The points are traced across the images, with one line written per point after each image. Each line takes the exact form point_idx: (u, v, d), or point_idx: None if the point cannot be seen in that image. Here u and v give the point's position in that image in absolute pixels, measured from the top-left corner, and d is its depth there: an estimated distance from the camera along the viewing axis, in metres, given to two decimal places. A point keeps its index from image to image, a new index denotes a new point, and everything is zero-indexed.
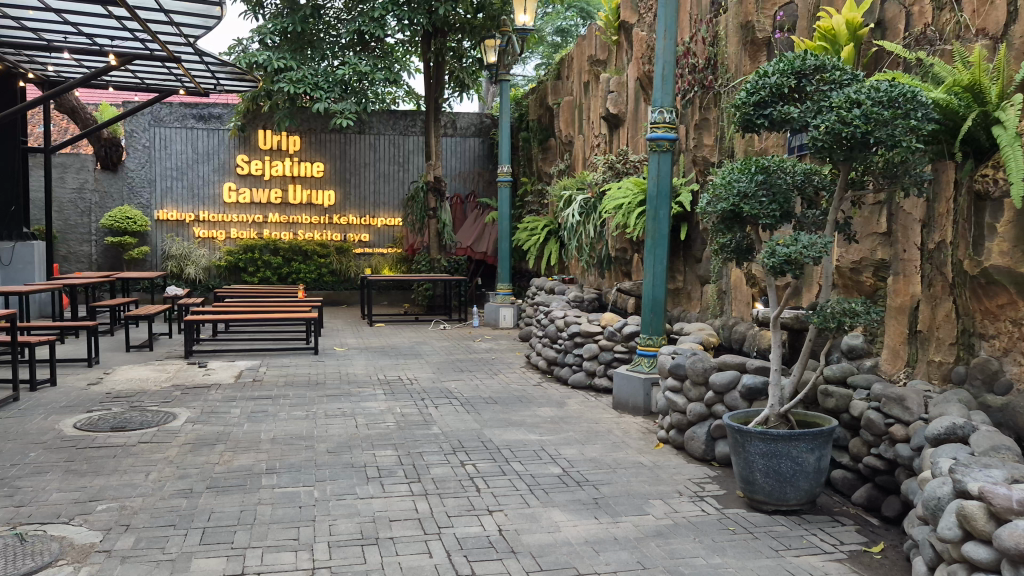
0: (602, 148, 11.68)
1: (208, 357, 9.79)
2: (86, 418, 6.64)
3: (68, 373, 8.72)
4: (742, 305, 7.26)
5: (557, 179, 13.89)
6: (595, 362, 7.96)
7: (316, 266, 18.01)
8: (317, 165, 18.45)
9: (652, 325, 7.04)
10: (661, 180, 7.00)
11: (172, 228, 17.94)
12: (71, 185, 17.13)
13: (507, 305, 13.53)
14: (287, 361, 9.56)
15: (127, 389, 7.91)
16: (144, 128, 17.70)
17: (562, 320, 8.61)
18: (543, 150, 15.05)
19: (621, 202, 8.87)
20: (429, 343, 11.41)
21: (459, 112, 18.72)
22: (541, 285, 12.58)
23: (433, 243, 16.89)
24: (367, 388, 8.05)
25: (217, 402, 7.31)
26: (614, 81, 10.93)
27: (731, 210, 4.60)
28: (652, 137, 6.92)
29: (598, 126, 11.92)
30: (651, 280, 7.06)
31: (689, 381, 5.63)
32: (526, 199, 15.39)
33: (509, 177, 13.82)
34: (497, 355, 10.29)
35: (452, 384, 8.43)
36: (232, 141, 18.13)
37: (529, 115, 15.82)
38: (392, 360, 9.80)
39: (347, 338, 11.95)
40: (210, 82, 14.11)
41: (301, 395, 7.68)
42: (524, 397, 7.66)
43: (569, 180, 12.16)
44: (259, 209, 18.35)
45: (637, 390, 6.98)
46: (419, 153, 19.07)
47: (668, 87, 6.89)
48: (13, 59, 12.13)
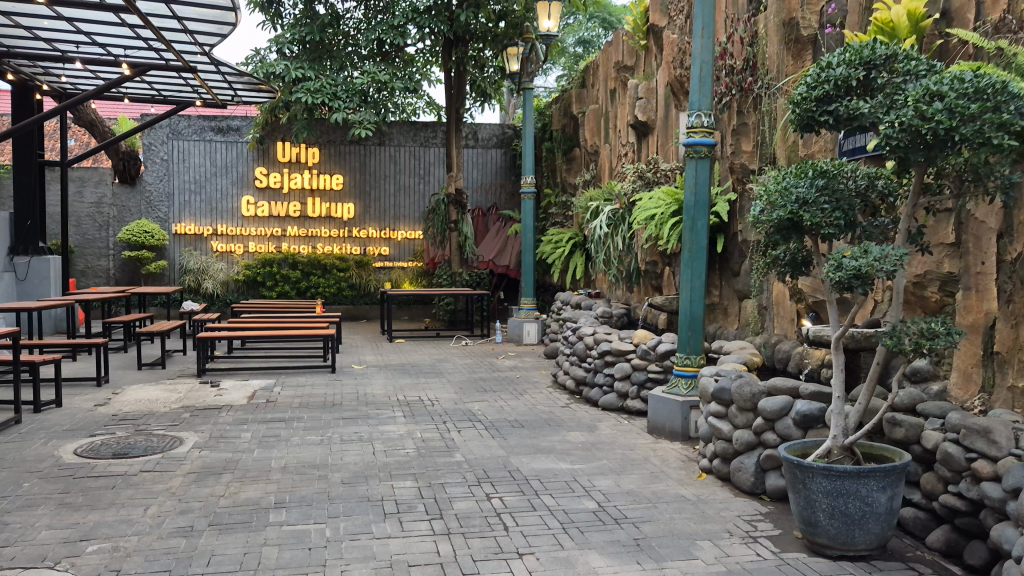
0: (630, 157, 11.24)
1: (221, 376, 9.42)
2: (89, 442, 6.27)
3: (76, 393, 8.38)
4: (786, 321, 6.79)
5: (582, 189, 13.47)
6: (627, 382, 7.48)
7: (336, 280, 17.67)
8: (336, 177, 18.15)
9: (690, 345, 6.56)
10: (698, 190, 6.55)
11: (190, 242, 17.70)
12: (89, 200, 17.17)
13: (531, 320, 13.07)
14: (302, 381, 9.16)
15: (135, 410, 7.54)
16: (162, 141, 17.49)
17: (591, 338, 8.15)
18: (567, 161, 14.63)
19: (654, 212, 8.42)
20: (451, 360, 10.99)
21: (481, 123, 18.38)
22: (567, 299, 12.14)
23: (454, 256, 16.49)
24: (386, 410, 7.62)
25: (228, 426, 6.92)
26: (643, 87, 10.51)
27: (788, 218, 4.09)
28: (689, 142, 6.47)
29: (626, 134, 11.47)
30: (689, 296, 6.60)
31: (735, 406, 5.15)
32: (550, 211, 14.96)
33: (532, 188, 13.39)
34: (521, 373, 9.84)
35: (476, 405, 7.97)
36: (251, 153, 17.89)
37: (552, 125, 15.42)
38: (412, 379, 9.38)
39: (366, 355, 11.56)
40: (227, 93, 13.89)
41: (317, 417, 7.26)
42: (552, 420, 7.20)
43: (595, 191, 11.72)
44: (278, 222, 18.06)
45: (674, 413, 6.48)
46: (440, 165, 18.71)
47: (706, 89, 6.46)
48: (29, 71, 12.00)
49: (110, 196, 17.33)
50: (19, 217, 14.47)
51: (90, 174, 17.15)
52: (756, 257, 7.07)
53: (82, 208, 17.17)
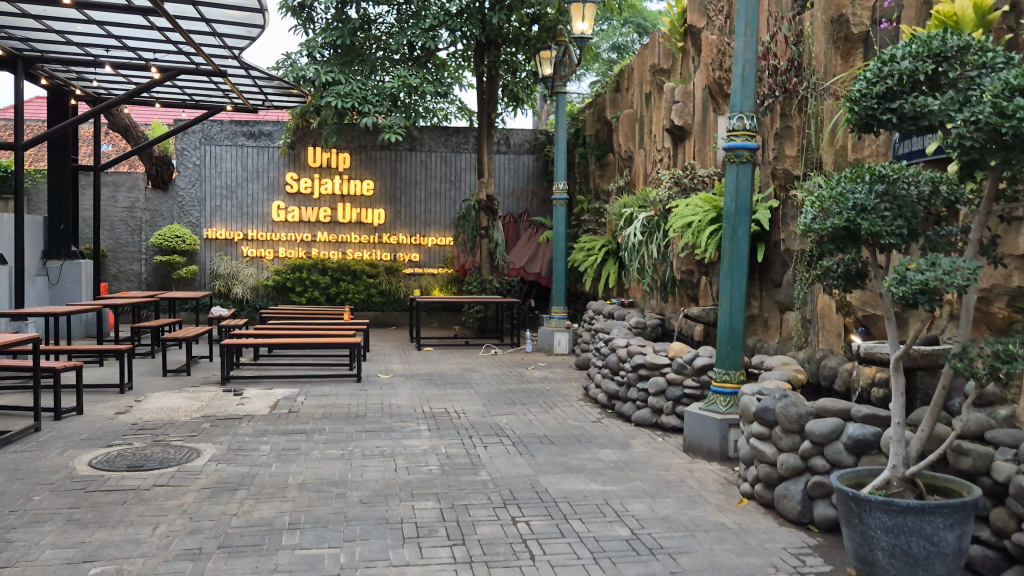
0: (666, 163, 10.89)
1: (245, 384, 9.24)
2: (104, 453, 6.08)
3: (98, 400, 8.23)
4: (832, 335, 6.43)
5: (616, 195, 13.13)
6: (662, 398, 7.14)
7: (365, 286, 17.50)
8: (367, 182, 18.01)
9: (729, 359, 6.21)
10: (740, 197, 6.19)
11: (221, 247, 17.67)
12: (122, 204, 17.19)
13: (562, 329, 12.75)
14: (327, 390, 8.95)
15: (155, 419, 7.37)
16: (195, 146, 17.51)
17: (624, 351, 7.82)
18: (601, 167, 14.32)
19: (691, 220, 8.07)
20: (479, 370, 10.71)
21: (513, 129, 18.12)
22: (599, 309, 11.81)
23: (485, 263, 16.22)
24: (410, 423, 7.36)
25: (247, 437, 6.70)
26: (680, 90, 10.17)
27: (845, 227, 3.76)
28: (730, 146, 6.13)
29: (661, 139, 11.13)
30: (728, 309, 6.24)
31: (780, 428, 4.79)
32: (582, 218, 14.64)
33: (565, 195, 13.08)
34: (551, 385, 9.54)
35: (504, 419, 7.68)
36: (282, 158, 17.82)
37: (586, 130, 15.11)
38: (439, 390, 9.11)
39: (393, 363, 11.33)
40: (258, 97, 13.83)
41: (339, 430, 7.02)
42: (583, 436, 6.88)
43: (629, 198, 11.39)
44: (308, 227, 17.96)
45: (712, 432, 6.12)
46: (472, 171, 18.49)
47: (749, 89, 6.09)
48: (63, 76, 12.05)
49: (142, 200, 17.36)
50: (52, 221, 14.39)
51: (123, 178, 17.19)
52: (801, 267, 6.72)
53: (115, 212, 17.21)
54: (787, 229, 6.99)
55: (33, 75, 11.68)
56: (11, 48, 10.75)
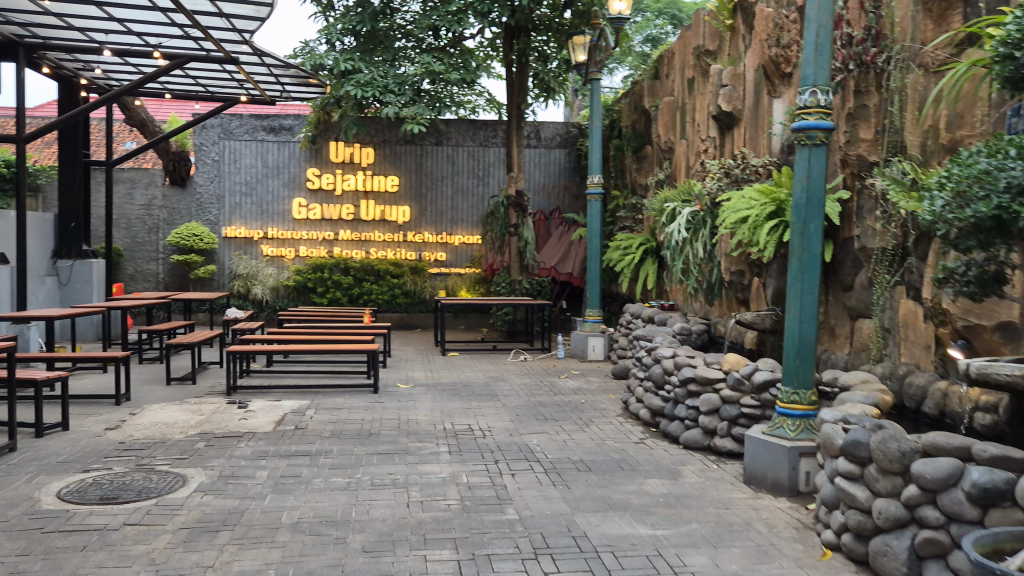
0: (711, 153, 9.95)
1: (252, 396, 8.48)
2: (77, 480, 5.32)
3: (89, 413, 7.51)
4: (916, 348, 5.49)
5: (655, 190, 12.20)
6: (716, 418, 6.24)
7: (389, 287, 16.75)
8: (391, 179, 17.24)
9: (799, 376, 5.30)
10: (812, 187, 5.23)
11: (240, 246, 17.02)
12: (138, 201, 16.62)
13: (597, 334, 11.84)
14: (340, 403, 8.16)
15: (146, 437, 6.62)
16: (213, 141, 16.86)
17: (670, 362, 6.92)
18: (638, 160, 13.39)
19: (747, 214, 7.12)
20: (508, 379, 9.86)
21: (544, 121, 17.27)
22: (638, 312, 10.93)
23: (514, 263, 15.35)
24: (429, 444, 6.53)
25: (243, 461, 5.90)
26: (727, 72, 9.24)
27: (995, 214, 3.43)
28: (801, 126, 5.18)
29: (706, 128, 10.23)
30: (797, 318, 5.32)
31: (876, 466, 3.86)
32: (617, 215, 13.73)
33: (600, 189, 12.19)
34: (587, 397, 8.65)
35: (534, 438, 6.81)
36: (304, 154, 17.13)
37: (622, 121, 14.19)
38: (463, 403, 8.27)
39: (416, 371, 10.53)
40: (275, 88, 13.18)
41: (348, 452, 6.21)
42: (625, 462, 5.99)
43: (671, 192, 10.48)
44: (330, 225, 17.24)
45: (780, 462, 5.21)
46: (501, 166, 17.65)
47: (825, 59, 5.13)
48: (72, 67, 11.53)
49: (160, 198, 16.78)
50: (63, 219, 13.81)
51: (140, 175, 16.62)
52: (880, 267, 5.80)
53: (132, 210, 16.63)
54: (862, 223, 6.04)
55: (37, 63, 11.10)
56: (11, 34, 10.16)
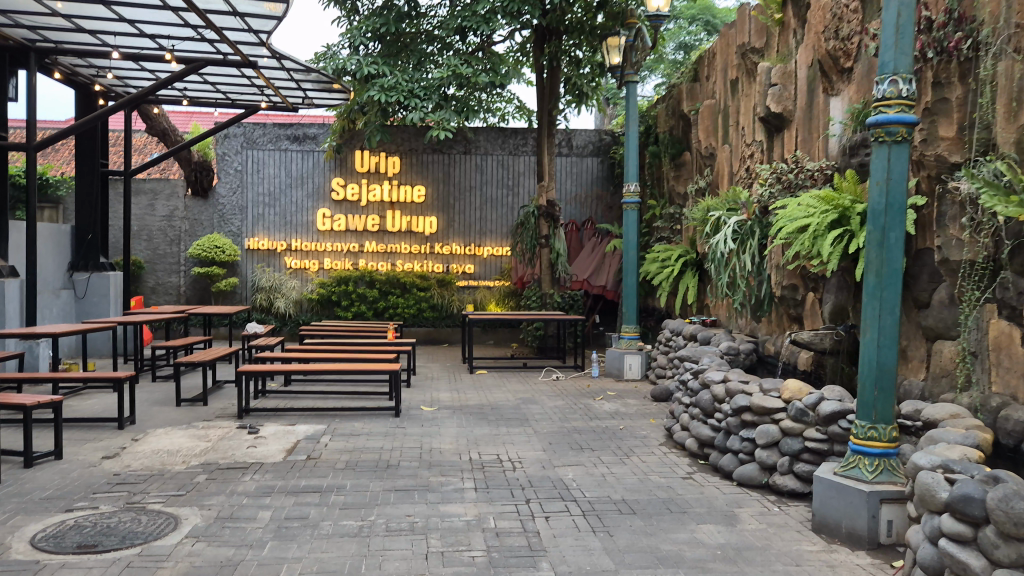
0: (758, 158, 9.24)
1: (265, 420, 7.91)
2: (57, 523, 4.75)
3: (89, 440, 6.99)
4: (1011, 375, 4.73)
5: (695, 199, 11.50)
6: (775, 453, 5.51)
7: (415, 300, 16.17)
8: (418, 189, 16.71)
9: (877, 410, 4.56)
10: (892, 191, 4.50)
11: (263, 258, 16.57)
12: (160, 213, 16.26)
13: (634, 351, 11.13)
14: (358, 428, 7.57)
15: (143, 468, 6.06)
16: (236, 151, 16.51)
17: (721, 387, 6.20)
18: (675, 167, 12.70)
19: (805, 223, 6.40)
20: (540, 401, 9.20)
21: (575, 129, 16.64)
22: (678, 329, 10.23)
23: (544, 275, 14.68)
24: (453, 479, 5.88)
25: (246, 499, 5.30)
26: (777, 70, 8.51)
27: None
28: (879, 121, 4.47)
29: (751, 131, 9.54)
30: (874, 343, 4.58)
31: (995, 528, 3.16)
32: (653, 225, 13.06)
33: (636, 198, 11.51)
34: (626, 422, 7.96)
35: (569, 472, 6.13)
36: (328, 163, 16.66)
37: (658, 127, 13.50)
38: (491, 429, 7.63)
39: (441, 391, 9.91)
40: (297, 93, 12.77)
41: (361, 488, 5.58)
42: (674, 503, 5.29)
43: (714, 200, 9.77)
44: (355, 237, 16.73)
45: (857, 508, 4.49)
46: (531, 175, 17.02)
47: (907, 42, 4.41)
48: (87, 72, 11.24)
49: (182, 209, 16.40)
50: (80, 230, 13.51)
51: (162, 186, 16.26)
52: (967, 282, 5.06)
53: (154, 222, 16.26)
54: (945, 233, 5.30)
55: (49, 69, 10.83)
56: (22, 38, 9.85)
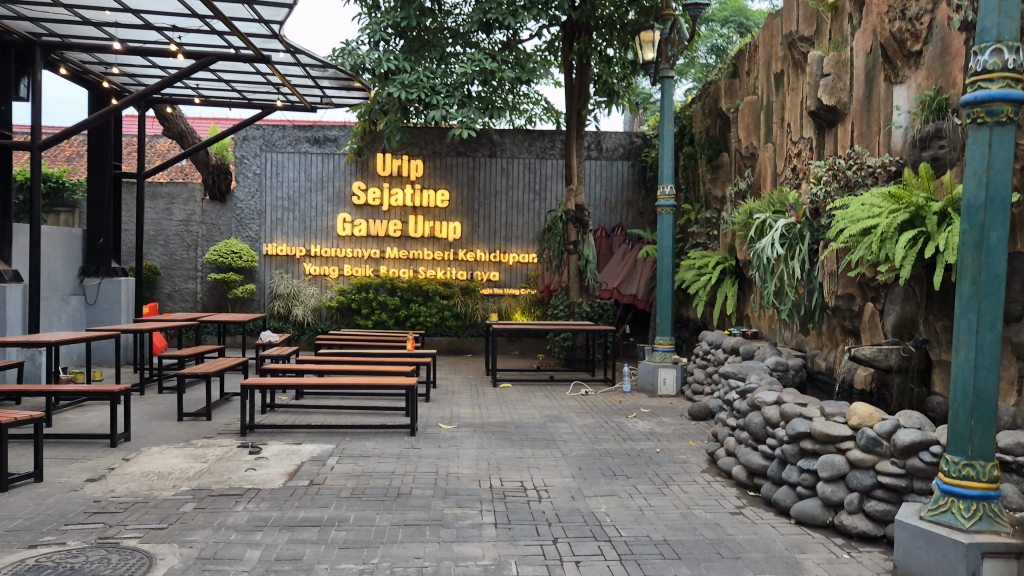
0: (807, 156, 8.51)
1: (270, 438, 7.30)
2: (14, 562, 4.14)
3: (77, 459, 6.41)
4: None
5: (734, 202, 10.76)
6: (841, 487, 4.76)
7: (438, 308, 15.56)
8: (441, 193, 16.10)
9: (974, 444, 3.84)
10: (993, 181, 3.77)
11: (281, 264, 16.06)
12: (177, 217, 15.82)
13: (668, 365, 10.40)
14: (370, 449, 6.92)
15: (128, 495, 5.45)
16: (254, 154, 16.02)
17: (774, 410, 5.45)
18: (712, 169, 11.95)
19: (870, 225, 5.66)
20: (568, 419, 8.50)
21: (605, 131, 15.96)
22: (717, 342, 9.50)
23: (572, 283, 13.95)
24: (470, 511, 5.19)
25: (235, 534, 4.67)
26: (829, 59, 7.76)
27: None
28: (978, 99, 3.76)
29: (799, 129, 8.81)
30: (970, 364, 3.85)
31: None
32: (688, 230, 12.34)
33: (672, 201, 10.77)
34: (662, 445, 7.23)
35: (601, 504, 5.42)
36: (349, 167, 16.12)
37: (693, 127, 12.77)
38: (515, 451, 6.94)
39: (461, 406, 9.26)
40: (315, 92, 12.29)
41: (366, 522, 4.92)
42: (725, 546, 4.55)
43: (758, 202, 9.03)
44: (376, 242, 16.17)
45: (952, 563, 3.76)
46: (559, 179, 16.35)
47: (1012, 5, 3.70)
48: (95, 68, 10.74)
49: (199, 213, 15.92)
50: (92, 235, 13.02)
51: (179, 190, 15.79)
52: None
53: (171, 226, 15.79)
54: None
55: (55, 65, 10.33)
56: (26, 32, 9.35)
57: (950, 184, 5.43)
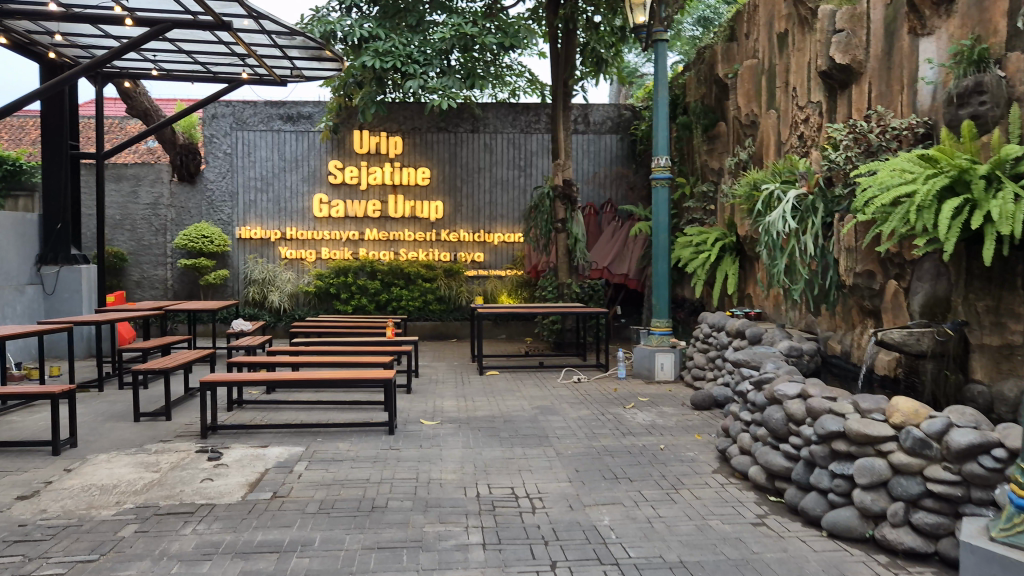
0: (816, 122, 7.84)
1: (234, 441, 6.60)
2: None
3: (12, 471, 5.70)
4: None
5: (734, 174, 10.09)
6: (883, 496, 4.11)
7: (420, 291, 14.83)
8: (421, 171, 15.33)
9: None
10: None
11: (255, 248, 15.29)
12: (143, 200, 14.98)
13: (665, 349, 9.77)
14: (343, 452, 6.24)
15: (60, 516, 4.74)
16: (224, 132, 15.19)
17: (799, 405, 4.80)
18: (708, 141, 11.26)
19: (904, 192, 5.00)
20: (561, 411, 7.85)
21: (592, 104, 15.22)
22: (719, 324, 8.87)
23: (561, 263, 13.24)
24: (454, 529, 4.51)
25: (177, 566, 3.97)
26: (843, 14, 7.05)
27: None
28: None
29: (807, 92, 8.14)
30: None
31: None
32: (683, 205, 11.70)
33: (667, 173, 10.07)
34: (666, 440, 6.59)
35: (604, 515, 4.76)
36: (325, 144, 15.32)
37: (687, 96, 12.05)
38: (504, 451, 6.27)
39: (445, 399, 8.58)
40: (283, 63, 11.47)
41: (333, 546, 4.23)
42: (752, 568, 3.90)
43: (762, 173, 8.36)
44: (355, 224, 15.40)
45: None
46: (545, 154, 15.62)
47: None
48: (39, 36, 9.87)
49: (167, 196, 15.07)
50: (48, 220, 12.17)
51: (145, 171, 14.91)
52: None
53: (137, 210, 14.94)
54: None
55: None
56: None
57: (996, 144, 4.76)
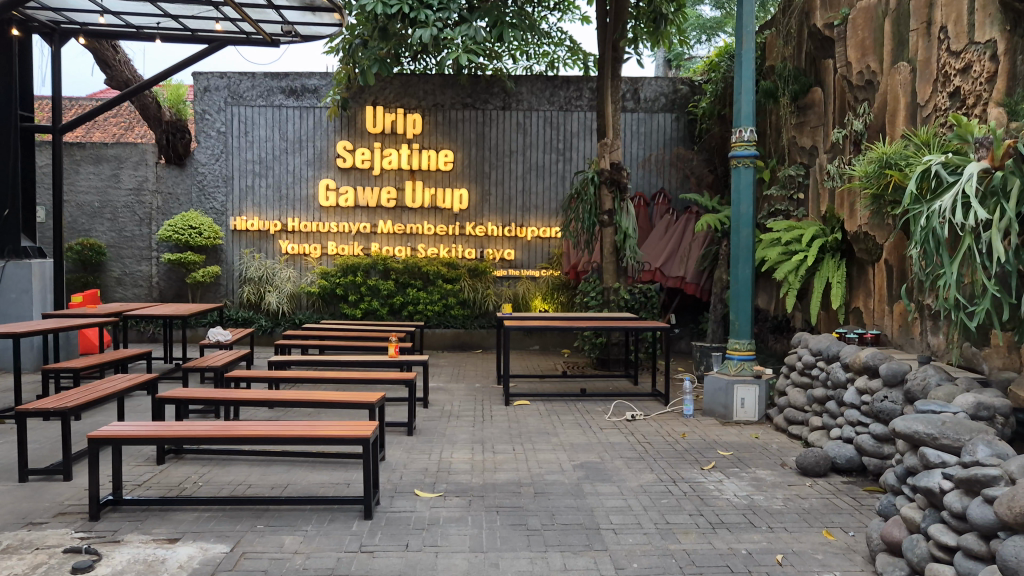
0: (989, 69, 5.45)
1: (133, 528, 4.44)
2: None
3: None
4: None
5: (844, 154, 7.69)
6: None
7: (439, 294, 12.65)
8: (444, 154, 13.11)
9: None
10: None
11: (252, 242, 13.21)
12: (124, 185, 12.99)
13: (748, 379, 7.49)
14: (285, 559, 4.04)
15: None
16: (218, 108, 13.13)
17: None
18: (798, 112, 8.88)
19: None
20: (618, 474, 5.60)
21: (643, 77, 12.92)
22: (828, 350, 6.55)
23: (607, 263, 10.91)
24: None
25: None
26: None
27: None
28: None
29: (968, 30, 5.76)
30: None
31: None
32: (765, 194, 9.41)
33: (753, 150, 7.72)
34: (784, 545, 4.27)
35: None
36: (333, 123, 13.17)
37: (769, 58, 9.68)
38: (534, 562, 4.04)
39: (457, 447, 6.36)
40: (272, 16, 9.35)
41: None
42: None
43: (899, 145, 5.99)
44: (366, 214, 13.24)
45: None
46: (587, 135, 13.28)
47: None
48: None
49: (153, 180, 13.06)
50: None
51: (128, 151, 12.94)
52: None
53: (118, 196, 12.96)
54: None
55: None
56: None
57: None
